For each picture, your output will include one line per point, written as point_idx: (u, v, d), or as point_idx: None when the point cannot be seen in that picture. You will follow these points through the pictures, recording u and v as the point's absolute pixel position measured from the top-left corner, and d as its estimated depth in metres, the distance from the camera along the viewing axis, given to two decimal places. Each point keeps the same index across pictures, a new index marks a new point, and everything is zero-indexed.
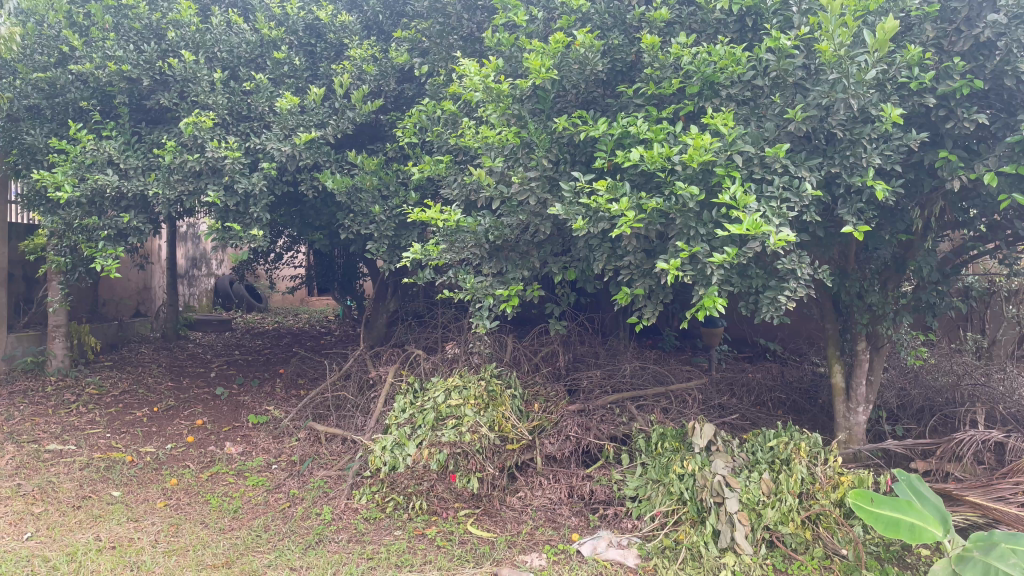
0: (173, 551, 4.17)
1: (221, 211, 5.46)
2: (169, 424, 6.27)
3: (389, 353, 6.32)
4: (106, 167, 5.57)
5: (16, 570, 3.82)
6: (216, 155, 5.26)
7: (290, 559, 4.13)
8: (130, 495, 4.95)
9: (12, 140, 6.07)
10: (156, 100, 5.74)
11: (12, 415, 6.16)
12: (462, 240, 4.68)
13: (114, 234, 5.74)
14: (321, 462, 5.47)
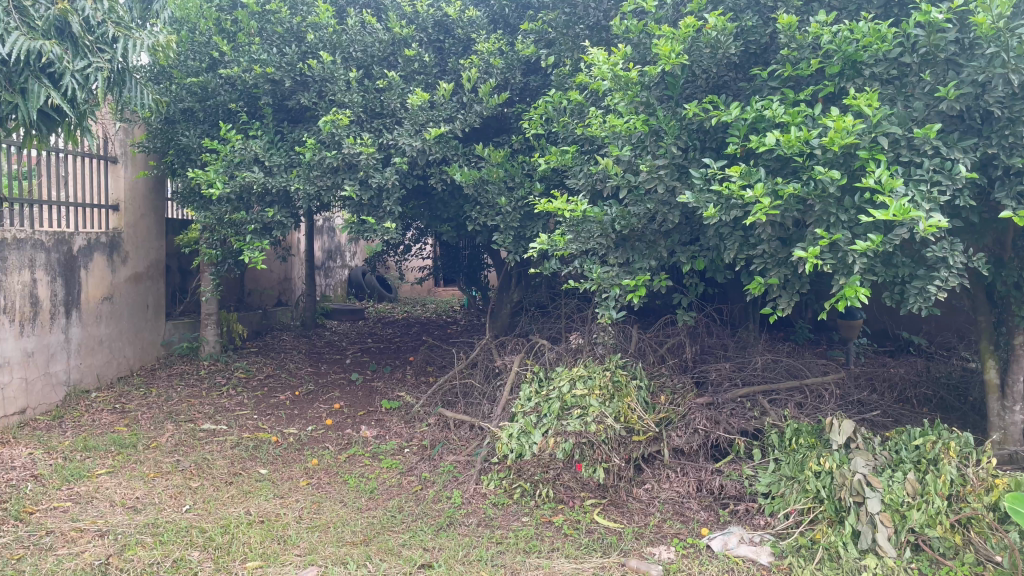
0: (315, 527, 4.41)
1: (356, 206, 5.71)
2: (309, 407, 6.62)
3: (515, 342, 6.41)
4: (252, 165, 5.93)
5: (177, 539, 4.15)
6: (352, 151, 5.48)
7: (424, 540, 4.27)
8: (276, 473, 5.27)
9: (169, 141, 6.56)
10: (296, 101, 6.05)
11: (171, 397, 6.69)
12: (589, 229, 4.67)
13: (260, 228, 6.11)
14: (450, 447, 5.62)
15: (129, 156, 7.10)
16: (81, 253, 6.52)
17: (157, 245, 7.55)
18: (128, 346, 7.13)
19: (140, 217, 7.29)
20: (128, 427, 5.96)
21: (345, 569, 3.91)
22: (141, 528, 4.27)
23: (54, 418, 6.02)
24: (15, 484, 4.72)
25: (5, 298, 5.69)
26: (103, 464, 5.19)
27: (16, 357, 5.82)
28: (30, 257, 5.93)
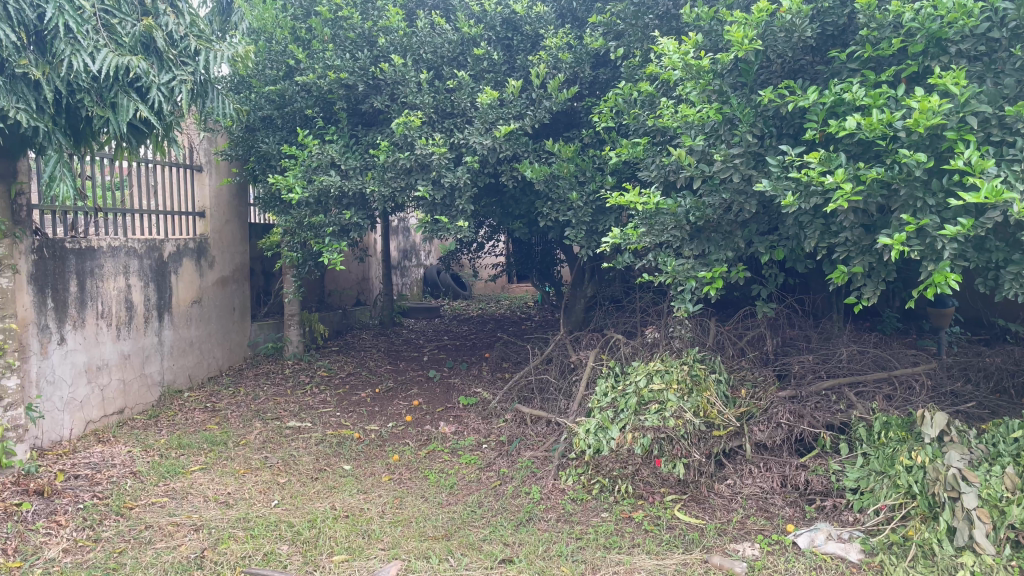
0: (398, 522, 4.51)
1: (430, 205, 5.79)
2: (390, 404, 6.74)
3: (590, 337, 6.38)
4: (329, 168, 6.08)
5: (268, 533, 4.30)
6: (425, 152, 5.55)
7: (504, 535, 4.31)
8: (359, 469, 5.40)
9: (250, 148, 6.79)
10: (369, 104, 6.16)
11: (258, 395, 6.93)
12: (662, 222, 4.60)
13: (338, 230, 6.26)
14: (528, 443, 5.64)
15: (213, 164, 7.38)
16: (172, 259, 6.80)
17: (241, 249, 7.83)
18: (216, 348, 7.42)
19: (225, 223, 7.57)
20: (219, 425, 6.20)
21: (428, 564, 3.98)
22: (234, 522, 4.44)
23: (150, 417, 6.31)
24: (116, 479, 4.97)
25: (103, 303, 5.99)
26: (196, 461, 5.42)
27: (115, 360, 6.12)
28: (125, 264, 6.22)
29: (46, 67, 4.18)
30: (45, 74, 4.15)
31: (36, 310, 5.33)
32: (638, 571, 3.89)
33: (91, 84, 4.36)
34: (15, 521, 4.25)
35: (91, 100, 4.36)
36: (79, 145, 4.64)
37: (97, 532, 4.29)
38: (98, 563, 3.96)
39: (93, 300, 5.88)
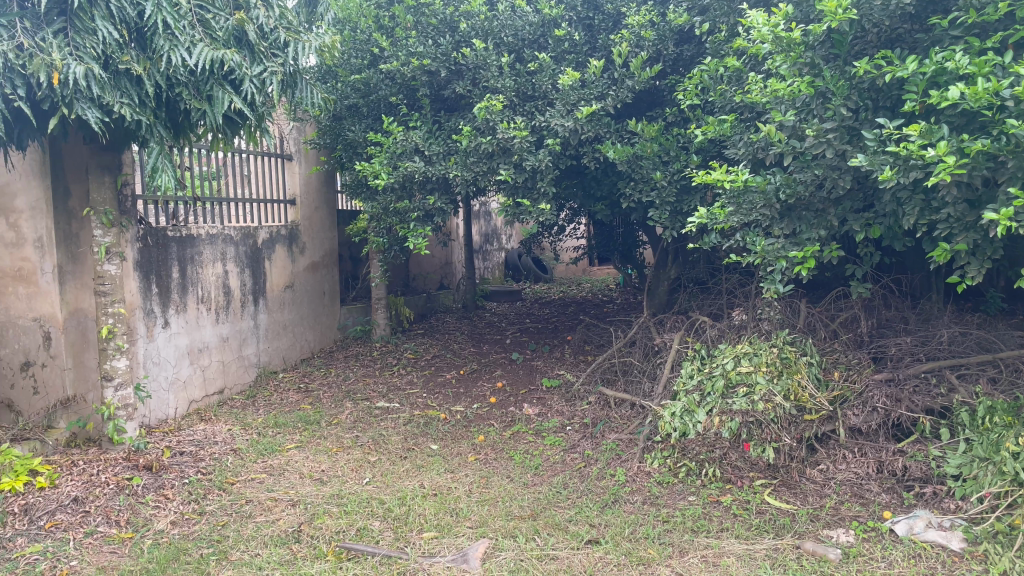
0: (485, 501, 4.58)
1: (512, 188, 5.82)
2: (474, 386, 6.84)
3: (674, 320, 6.31)
4: (413, 154, 6.17)
5: (360, 510, 4.43)
6: (507, 136, 5.56)
7: (590, 516, 4.33)
8: (446, 448, 5.51)
9: (337, 136, 6.97)
10: (452, 89, 6.22)
11: (348, 376, 7.14)
12: (751, 201, 4.53)
13: (423, 215, 6.36)
14: (613, 425, 5.62)
15: (302, 153, 7.61)
16: (265, 245, 7.06)
17: (330, 235, 8.05)
18: (308, 331, 7.67)
19: (314, 210, 7.80)
20: (312, 405, 6.42)
21: (515, 542, 4.04)
22: (328, 499, 4.60)
23: (248, 397, 6.58)
24: (218, 456, 5.21)
25: (203, 289, 6.27)
26: (292, 439, 5.64)
27: (214, 342, 6.41)
28: (222, 251, 6.49)
29: (147, 62, 4.37)
30: (145, 69, 4.35)
31: (142, 295, 5.63)
32: (728, 555, 3.85)
33: (189, 78, 4.55)
34: (128, 494, 4.52)
35: (189, 93, 4.56)
36: (178, 137, 4.83)
37: (202, 505, 4.52)
38: (203, 535, 4.17)
39: (193, 285, 6.16)
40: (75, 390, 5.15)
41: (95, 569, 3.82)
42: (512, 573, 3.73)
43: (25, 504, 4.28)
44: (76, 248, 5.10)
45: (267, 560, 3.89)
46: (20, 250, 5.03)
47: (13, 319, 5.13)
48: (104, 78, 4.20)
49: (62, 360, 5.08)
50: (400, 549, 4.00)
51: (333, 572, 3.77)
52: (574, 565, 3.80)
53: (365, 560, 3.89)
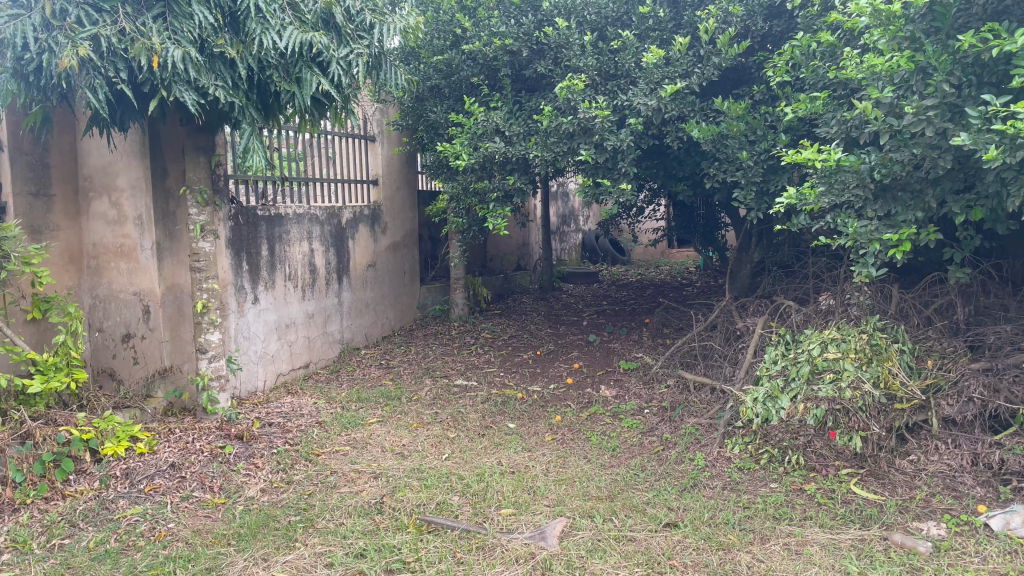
0: (563, 480, 4.60)
1: (593, 168, 5.78)
2: (551, 366, 6.86)
3: (757, 304, 6.18)
4: (494, 135, 6.19)
5: (440, 484, 4.52)
6: (588, 115, 5.51)
7: (668, 499, 4.30)
8: (523, 427, 5.55)
9: (419, 117, 7.06)
10: (533, 69, 6.21)
11: (428, 354, 7.27)
12: (843, 180, 4.39)
13: (502, 196, 6.39)
14: (692, 410, 5.55)
15: (385, 134, 7.74)
16: (349, 225, 7.23)
17: (411, 216, 8.18)
18: (389, 309, 7.84)
19: (396, 190, 7.93)
20: (393, 381, 6.57)
21: (592, 522, 4.05)
22: (409, 472, 4.71)
23: (332, 372, 6.79)
24: (304, 428, 5.39)
25: (290, 266, 6.47)
26: (374, 414, 5.78)
27: (301, 318, 6.62)
28: (308, 230, 6.68)
29: (240, 46, 4.49)
30: (239, 52, 4.48)
31: (233, 272, 5.85)
32: (811, 544, 3.77)
33: (279, 61, 4.67)
34: (220, 462, 4.73)
35: (279, 76, 4.68)
36: (268, 118, 4.98)
37: (289, 475, 4.69)
38: (291, 503, 4.33)
39: (281, 263, 6.37)
40: (172, 360, 5.41)
41: (191, 532, 4.02)
42: (590, 552, 3.74)
43: (126, 468, 4.53)
44: (173, 226, 5.32)
45: (351, 529, 4.01)
46: (122, 227, 5.29)
47: (114, 292, 5.41)
48: (201, 61, 4.36)
49: (160, 332, 5.33)
50: (479, 524, 4.06)
51: (414, 543, 3.86)
52: (652, 548, 3.78)
53: (445, 534, 3.97)
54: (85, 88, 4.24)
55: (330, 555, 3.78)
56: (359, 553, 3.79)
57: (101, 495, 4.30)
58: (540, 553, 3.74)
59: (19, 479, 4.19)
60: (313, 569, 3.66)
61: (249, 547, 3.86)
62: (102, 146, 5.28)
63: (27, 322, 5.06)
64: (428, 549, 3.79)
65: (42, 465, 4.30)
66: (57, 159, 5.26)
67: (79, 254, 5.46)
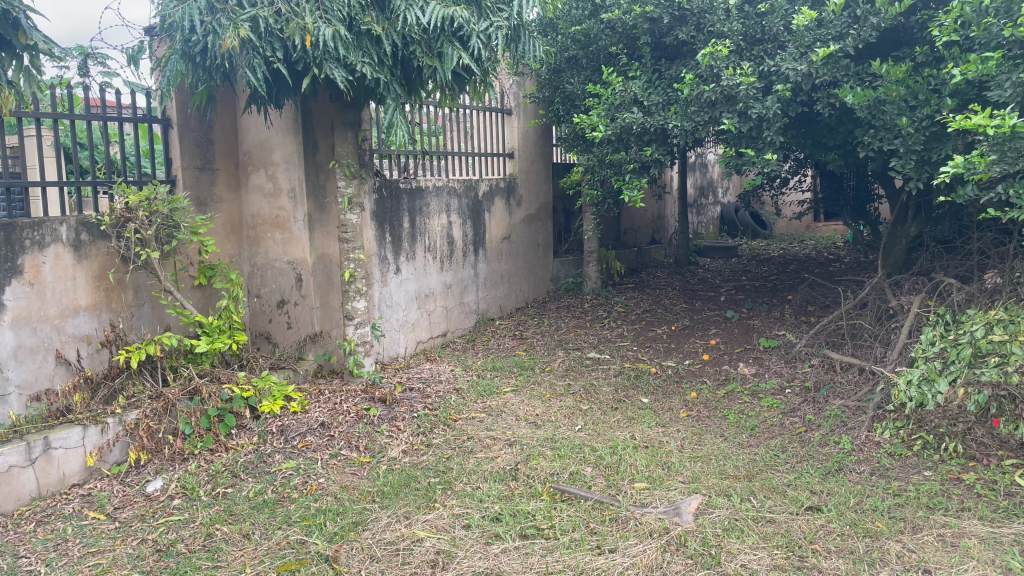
0: (698, 457, 4.53)
1: (735, 138, 5.56)
2: (686, 342, 6.74)
3: (913, 282, 5.85)
4: (632, 106, 6.09)
5: (573, 454, 4.56)
6: (732, 82, 5.31)
7: (811, 483, 4.15)
8: (657, 403, 5.50)
9: (556, 89, 7.12)
10: (674, 36, 6.06)
11: (560, 326, 7.33)
12: (1018, 147, 4.04)
13: (639, 167, 6.27)
14: (838, 391, 5.30)
15: (522, 107, 7.81)
16: (485, 198, 7.35)
17: (545, 188, 8.23)
18: (524, 281, 7.95)
19: (531, 162, 7.99)
20: (527, 351, 6.67)
21: (729, 501, 3.97)
22: (542, 441, 4.78)
23: (468, 340, 6.98)
24: (442, 394, 5.57)
25: (430, 238, 6.68)
26: (508, 383, 5.90)
27: (439, 288, 6.83)
28: (447, 203, 6.85)
29: (385, 22, 4.63)
30: (384, 29, 4.62)
31: (377, 243, 6.11)
32: (968, 536, 3.54)
33: (422, 36, 4.77)
34: (365, 423, 4.97)
35: (422, 51, 4.79)
36: (411, 93, 5.11)
37: (428, 438, 4.87)
38: (431, 465, 4.51)
39: (421, 235, 6.58)
40: (322, 326, 5.71)
41: (339, 487, 4.26)
42: (727, 531, 3.68)
43: (281, 425, 4.84)
44: (322, 199, 5.59)
45: (487, 493, 4.13)
46: (277, 200, 5.62)
47: (271, 261, 5.77)
48: (349, 39, 4.53)
49: (311, 299, 5.64)
50: (612, 496, 4.06)
51: (548, 511, 3.92)
52: (792, 530, 3.67)
53: (578, 503, 4.00)
54: (245, 67, 4.50)
55: (467, 517, 3.91)
56: (495, 517, 3.90)
57: (260, 449, 4.63)
58: (674, 529, 3.70)
59: (187, 432, 4.62)
60: (451, 529, 3.80)
61: (392, 505, 4.05)
62: (260, 123, 5.61)
63: (194, 288, 5.48)
64: (562, 518, 3.85)
65: (209, 419, 4.69)
66: (219, 135, 5.64)
67: (240, 224, 5.86)
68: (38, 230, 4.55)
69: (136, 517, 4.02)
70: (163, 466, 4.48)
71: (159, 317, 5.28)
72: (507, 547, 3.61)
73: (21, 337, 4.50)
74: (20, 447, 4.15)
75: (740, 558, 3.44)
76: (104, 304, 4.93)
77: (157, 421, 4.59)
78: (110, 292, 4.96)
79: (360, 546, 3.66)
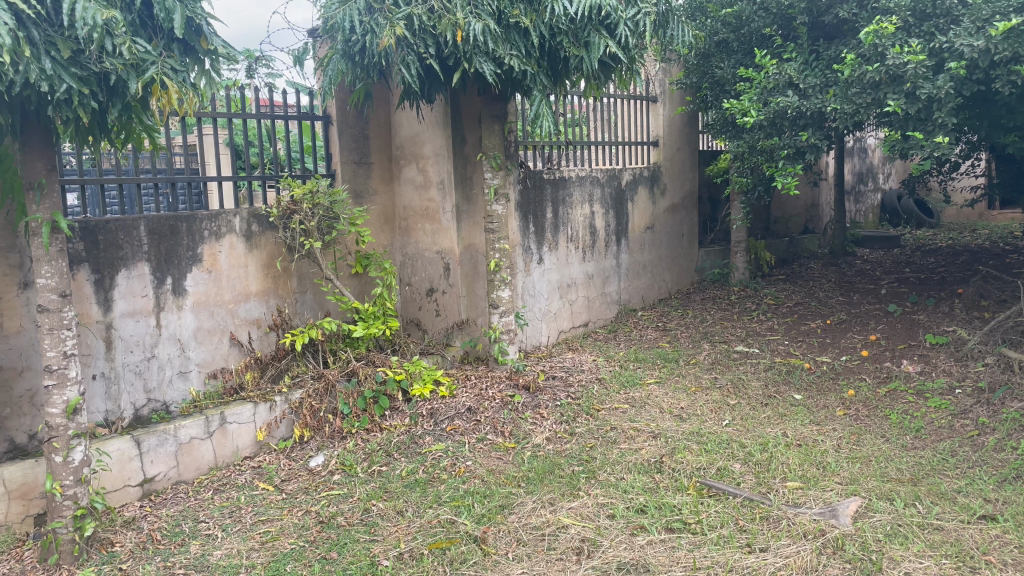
0: (856, 458, 4.31)
1: (901, 121, 5.20)
2: (843, 337, 6.40)
3: None
4: (787, 89, 5.85)
5: (721, 450, 4.46)
6: (898, 61, 4.98)
7: (985, 490, 3.86)
8: (811, 400, 5.26)
9: (704, 75, 6.99)
10: (833, 15, 5.79)
11: (705, 318, 7.15)
12: None
13: (793, 153, 5.95)
14: (1016, 392, 4.87)
15: (668, 94, 7.65)
16: (629, 187, 7.29)
17: (691, 176, 8.07)
18: (667, 271, 7.81)
19: (676, 150, 7.85)
20: (670, 343, 6.56)
21: (892, 506, 3.75)
22: (688, 435, 4.70)
23: (610, 331, 6.96)
24: (585, 383, 5.59)
25: (572, 228, 6.71)
26: (652, 374, 5.84)
27: (582, 278, 6.85)
28: (590, 192, 6.85)
29: (533, 14, 4.67)
30: (532, 21, 4.66)
31: (522, 233, 6.21)
32: None
33: (569, 26, 4.77)
34: (511, 409, 5.07)
35: (569, 41, 4.79)
36: (557, 83, 5.12)
37: (572, 427, 4.90)
38: (575, 453, 4.54)
39: (565, 225, 6.62)
40: (468, 314, 5.89)
41: (486, 471, 4.37)
42: (889, 537, 3.48)
43: (431, 408, 5.02)
44: (470, 190, 5.79)
45: (632, 484, 4.11)
46: (428, 191, 5.82)
47: (421, 251, 5.98)
48: (498, 32, 4.61)
49: (458, 288, 5.82)
50: (763, 494, 3.94)
51: (695, 505, 3.86)
52: (963, 540, 3.43)
53: (726, 499, 3.91)
54: (400, 64, 4.69)
55: (612, 506, 3.91)
56: (640, 508, 3.88)
57: (411, 431, 4.82)
58: (831, 531, 3.54)
59: (346, 411, 4.87)
60: (596, 518, 3.81)
61: (537, 490, 4.12)
62: (412, 118, 5.83)
63: (351, 276, 5.77)
64: (709, 513, 3.78)
65: (365, 400, 4.94)
66: (375, 131, 5.90)
67: (393, 217, 6.10)
68: (216, 221, 4.94)
69: (301, 489, 4.32)
70: (324, 443, 4.76)
71: (320, 304, 5.61)
72: (653, 539, 3.58)
73: (201, 320, 4.90)
74: (199, 421, 4.53)
75: (903, 566, 3.25)
76: (272, 290, 5.29)
77: (319, 400, 4.89)
78: (277, 280, 5.32)
79: (507, 529, 3.75)
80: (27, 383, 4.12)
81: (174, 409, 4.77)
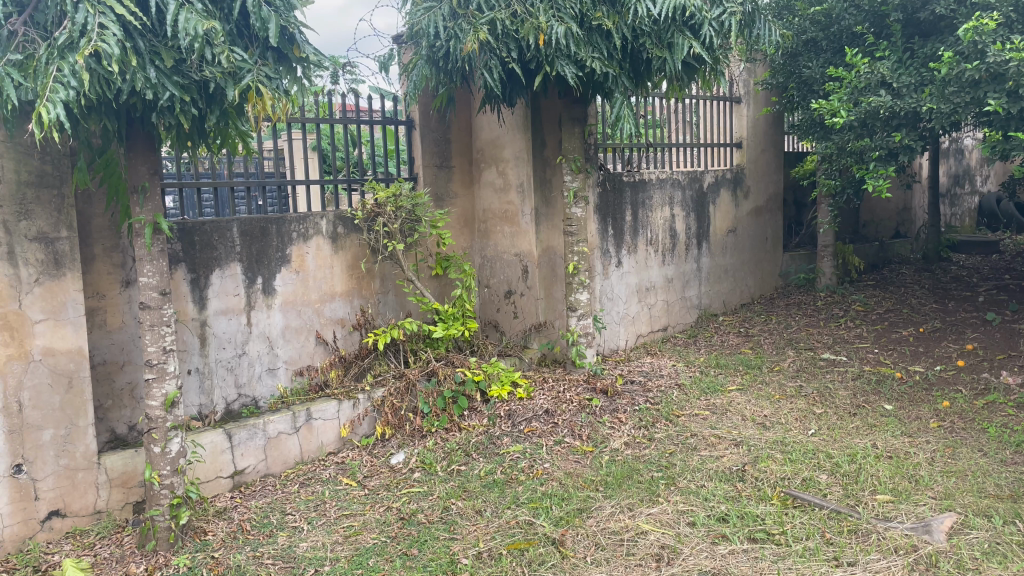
0: (952, 472, 4.13)
1: (1003, 120, 4.95)
2: (937, 346, 6.14)
3: None
4: (879, 88, 5.66)
5: (806, 460, 4.34)
6: (999, 58, 4.71)
7: None
8: (902, 411, 5.07)
9: (791, 75, 6.85)
10: (930, 11, 5.57)
11: (789, 324, 6.97)
12: None
13: (885, 154, 5.75)
14: None
15: (752, 95, 7.51)
16: (711, 190, 7.18)
17: (776, 178, 7.89)
18: (749, 276, 7.66)
19: (760, 152, 7.68)
20: (752, 349, 6.42)
21: (990, 523, 3.58)
22: (771, 444, 4.59)
23: (690, 336, 6.86)
24: (664, 388, 5.53)
25: (652, 232, 6.65)
26: (733, 380, 5.73)
27: (661, 282, 6.78)
28: (670, 195, 6.77)
29: (616, 16, 4.65)
30: (615, 23, 4.64)
31: (601, 236, 6.18)
32: None
33: (652, 28, 4.73)
34: (588, 413, 5.05)
35: (652, 43, 4.75)
36: (640, 86, 5.08)
37: (651, 432, 4.85)
38: (654, 459, 4.50)
39: (644, 228, 6.57)
40: (546, 316, 5.90)
41: (564, 474, 4.38)
42: (986, 556, 3.32)
43: (509, 410, 5.06)
44: (549, 192, 5.79)
45: (713, 492, 4.04)
46: (507, 194, 5.86)
47: (500, 253, 6.02)
48: (580, 35, 4.60)
49: (537, 291, 5.85)
50: (851, 507, 3.81)
51: (778, 516, 3.76)
52: None
53: (812, 511, 3.80)
54: (482, 68, 4.74)
55: (692, 514, 3.85)
56: (721, 517, 3.81)
57: (489, 431, 4.87)
58: (924, 547, 3.41)
59: (426, 410, 4.98)
60: (676, 525, 3.77)
61: (616, 495, 4.10)
62: (493, 121, 5.88)
63: (432, 278, 5.87)
64: (794, 524, 3.68)
65: (444, 400, 5.03)
66: (456, 134, 5.98)
67: (473, 219, 6.17)
68: (303, 224, 5.10)
69: (382, 486, 4.41)
70: (405, 441, 4.86)
71: (401, 304, 5.73)
72: (735, 549, 3.51)
73: (288, 319, 5.07)
74: (287, 416, 4.68)
75: None
76: (356, 291, 5.43)
77: (400, 399, 5.00)
78: (360, 280, 5.46)
79: (585, 533, 3.74)
80: (128, 377, 4.36)
81: (263, 404, 4.94)
